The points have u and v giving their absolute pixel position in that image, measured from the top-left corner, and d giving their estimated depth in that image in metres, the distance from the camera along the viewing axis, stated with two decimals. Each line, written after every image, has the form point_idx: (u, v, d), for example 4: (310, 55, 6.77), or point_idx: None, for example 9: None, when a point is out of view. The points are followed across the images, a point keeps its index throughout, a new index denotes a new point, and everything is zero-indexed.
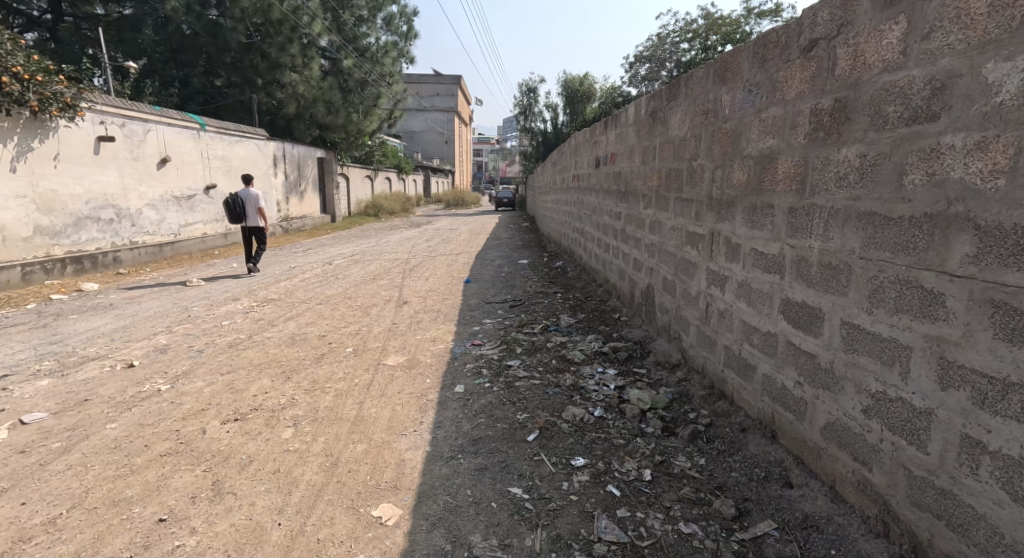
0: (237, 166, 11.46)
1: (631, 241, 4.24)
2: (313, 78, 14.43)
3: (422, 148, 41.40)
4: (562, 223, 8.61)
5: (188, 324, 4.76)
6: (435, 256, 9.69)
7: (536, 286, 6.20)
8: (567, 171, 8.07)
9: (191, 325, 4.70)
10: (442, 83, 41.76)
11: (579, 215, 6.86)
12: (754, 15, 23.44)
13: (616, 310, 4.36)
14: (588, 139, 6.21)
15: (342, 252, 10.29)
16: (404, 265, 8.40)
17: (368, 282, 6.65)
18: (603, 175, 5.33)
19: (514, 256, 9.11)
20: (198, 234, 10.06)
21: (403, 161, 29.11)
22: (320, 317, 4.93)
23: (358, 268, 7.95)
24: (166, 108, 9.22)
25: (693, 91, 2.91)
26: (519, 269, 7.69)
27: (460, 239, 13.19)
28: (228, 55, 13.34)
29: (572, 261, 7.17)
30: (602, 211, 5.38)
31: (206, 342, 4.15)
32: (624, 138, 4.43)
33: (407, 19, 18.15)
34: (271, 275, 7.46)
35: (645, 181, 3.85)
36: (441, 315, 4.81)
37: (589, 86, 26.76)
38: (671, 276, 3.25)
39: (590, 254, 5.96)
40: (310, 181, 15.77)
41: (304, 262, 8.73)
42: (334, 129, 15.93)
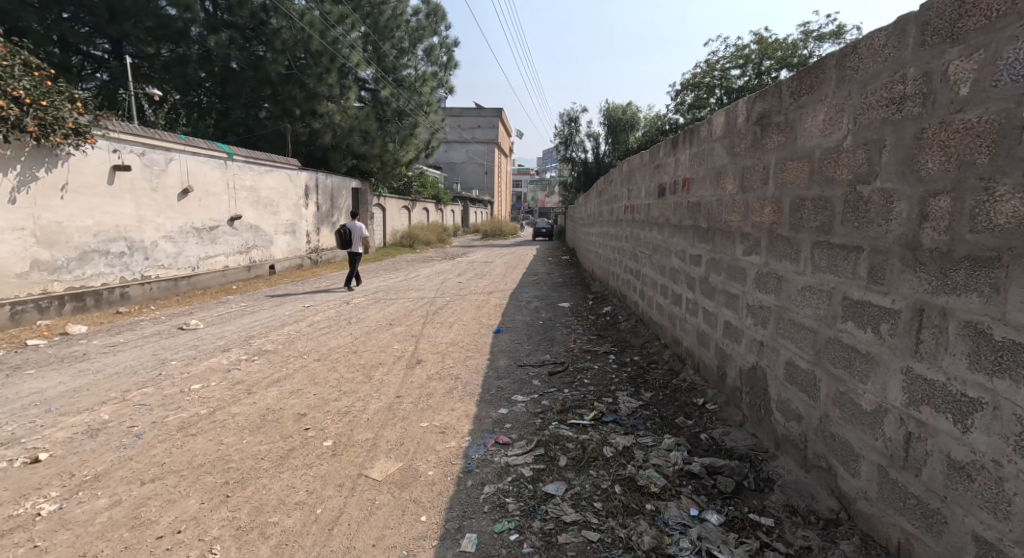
0: (265, 197, 10.80)
1: (719, 297, 3.09)
2: (349, 107, 13.78)
3: (460, 177, 41.14)
4: (609, 261, 7.49)
5: (147, 388, 3.80)
6: (466, 294, 8.65)
7: (584, 340, 5.05)
8: (616, 202, 6.95)
9: (152, 391, 3.73)
10: (483, 115, 41.77)
11: (633, 254, 5.70)
12: (813, 38, 22.18)
13: (699, 391, 3.19)
14: (647, 163, 5.08)
15: (367, 287, 9.46)
16: (429, 306, 7.39)
17: (384, 331, 5.58)
18: (671, 208, 4.19)
19: (554, 298, 7.98)
20: (218, 267, 9.32)
21: (440, 192, 28.58)
22: (312, 383, 3.85)
23: (379, 310, 6.93)
24: (195, 138, 8.65)
25: (856, 70, 1.77)
26: (561, 315, 6.56)
27: (495, 274, 12.24)
28: (268, 88, 12.74)
29: (625, 308, 6.01)
30: (669, 254, 4.23)
31: (154, 421, 3.15)
32: (707, 158, 3.31)
33: (448, 50, 17.64)
34: (280, 317, 6.53)
35: (745, 216, 2.70)
36: (467, 385, 3.69)
37: (633, 114, 25.90)
38: (807, 364, 2.09)
39: (651, 304, 4.79)
40: (343, 212, 15.13)
41: (322, 300, 7.87)
42: (370, 159, 15.33)
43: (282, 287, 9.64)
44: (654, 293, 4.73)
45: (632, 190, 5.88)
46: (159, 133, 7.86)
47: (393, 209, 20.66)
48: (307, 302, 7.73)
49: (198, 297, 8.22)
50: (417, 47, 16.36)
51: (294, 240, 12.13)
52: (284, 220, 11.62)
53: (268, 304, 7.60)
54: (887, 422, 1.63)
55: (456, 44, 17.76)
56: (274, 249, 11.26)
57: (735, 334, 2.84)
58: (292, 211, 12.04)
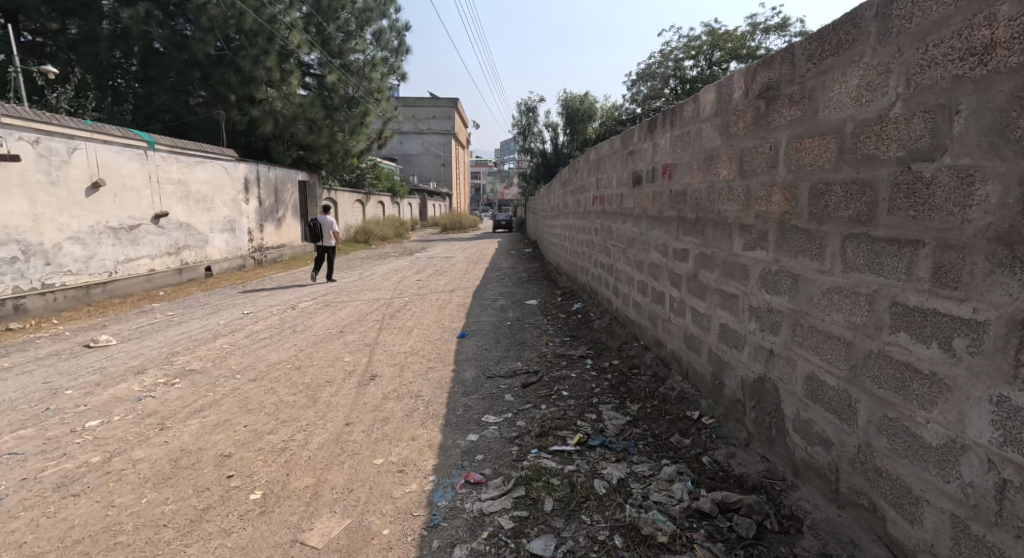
0: (196, 191, 9.93)
1: (712, 297, 2.75)
2: (293, 93, 12.97)
3: (418, 171, 40.25)
4: (578, 254, 7.14)
5: (28, 435, 3.23)
6: (426, 294, 8.13)
7: (556, 343, 4.67)
8: (584, 192, 6.61)
9: (33, 439, 3.17)
10: (439, 106, 40.88)
11: (605, 249, 5.36)
12: (761, 30, 22.45)
13: (692, 402, 2.85)
14: (620, 149, 4.74)
15: (314, 289, 8.80)
16: (384, 308, 6.87)
17: (332, 341, 5.05)
18: (649, 197, 3.85)
19: (520, 295, 7.58)
20: (142, 271, 8.51)
21: (397, 186, 27.74)
22: (243, 412, 3.39)
23: (328, 315, 6.37)
24: (104, 124, 7.82)
25: (911, 18, 1.44)
26: (528, 313, 6.16)
27: (455, 270, 11.72)
28: (197, 72, 11.84)
29: (597, 304, 5.65)
30: (648, 248, 3.88)
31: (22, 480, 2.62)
32: (695, 142, 2.96)
33: (399, 34, 16.91)
34: (215, 326, 5.90)
35: (745, 206, 2.36)
36: (431, 406, 3.23)
37: (590, 105, 25.69)
38: (832, 382, 1.74)
39: (628, 302, 4.45)
40: (289, 207, 14.27)
41: (262, 305, 7.22)
42: (317, 150, 14.51)
43: (217, 290, 8.87)
44: (630, 290, 4.38)
45: (602, 180, 5.55)
46: (54, 118, 7.03)
47: (347, 204, 19.81)
48: (246, 308, 7.06)
49: (115, 305, 7.43)
50: (365, 30, 15.59)
51: (232, 239, 11.28)
52: (220, 217, 10.79)
53: (199, 312, 6.89)
54: (967, 463, 1.31)
55: (407, 28, 17.04)
56: (210, 249, 10.42)
57: (734, 339, 2.50)
58: (230, 207, 11.20)
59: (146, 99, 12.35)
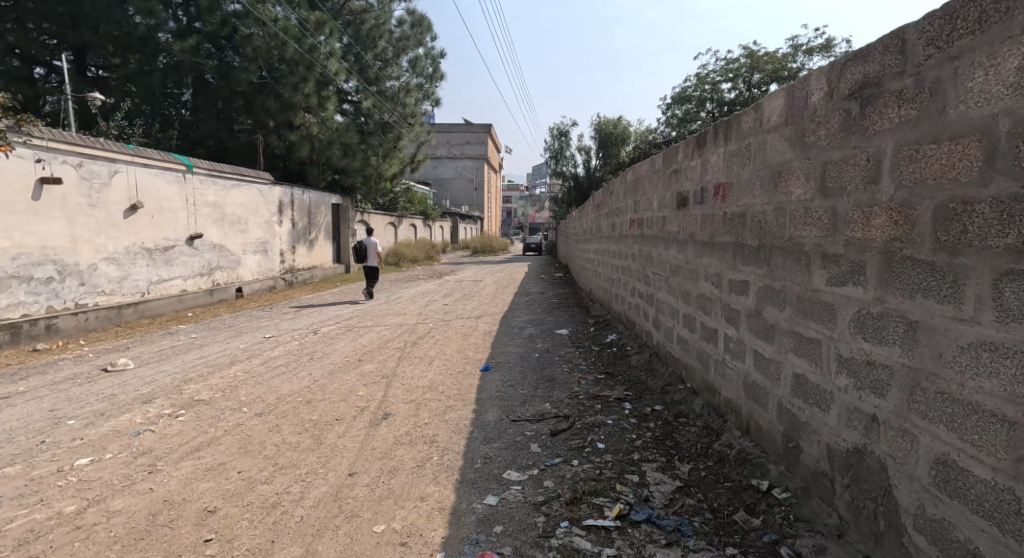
0: (231, 214, 9.92)
1: (783, 340, 2.31)
2: (330, 118, 13.03)
3: (450, 194, 40.46)
4: (612, 280, 6.69)
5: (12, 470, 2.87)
6: (452, 320, 7.74)
7: (590, 380, 4.22)
8: (620, 215, 6.18)
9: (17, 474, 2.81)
10: (472, 131, 41.25)
11: (645, 277, 4.90)
12: (802, 52, 21.88)
13: (760, 467, 2.39)
14: (661, 167, 4.31)
15: (340, 313, 8.57)
16: (409, 335, 6.55)
17: (349, 372, 4.67)
18: (698, 220, 3.41)
19: (552, 323, 7.13)
20: (174, 292, 8.43)
21: (429, 209, 27.75)
22: (242, 455, 2.87)
23: (350, 342, 6.01)
24: (147, 148, 7.84)
25: None
26: (559, 345, 5.72)
27: (484, 295, 11.44)
28: (241, 99, 11.96)
29: (634, 337, 5.18)
30: (696, 278, 3.44)
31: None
32: (755, 155, 2.54)
33: (434, 60, 16.98)
34: (232, 352, 5.60)
35: (829, 231, 1.94)
36: (446, 457, 2.80)
37: (624, 129, 25.43)
38: (991, 475, 1.36)
39: (672, 338, 3.98)
40: (323, 229, 14.30)
41: (287, 329, 6.98)
42: (350, 173, 14.51)
43: (246, 312, 8.74)
44: (675, 324, 3.92)
45: (640, 201, 5.12)
46: (99, 142, 7.05)
47: (378, 226, 19.81)
48: (269, 332, 6.81)
49: (144, 326, 7.30)
50: (402, 57, 15.67)
51: (265, 261, 11.25)
52: (254, 238, 10.77)
53: (224, 335, 6.67)
54: None
55: (442, 55, 17.09)
56: (242, 271, 10.36)
57: (816, 395, 2.05)
58: (264, 229, 11.19)
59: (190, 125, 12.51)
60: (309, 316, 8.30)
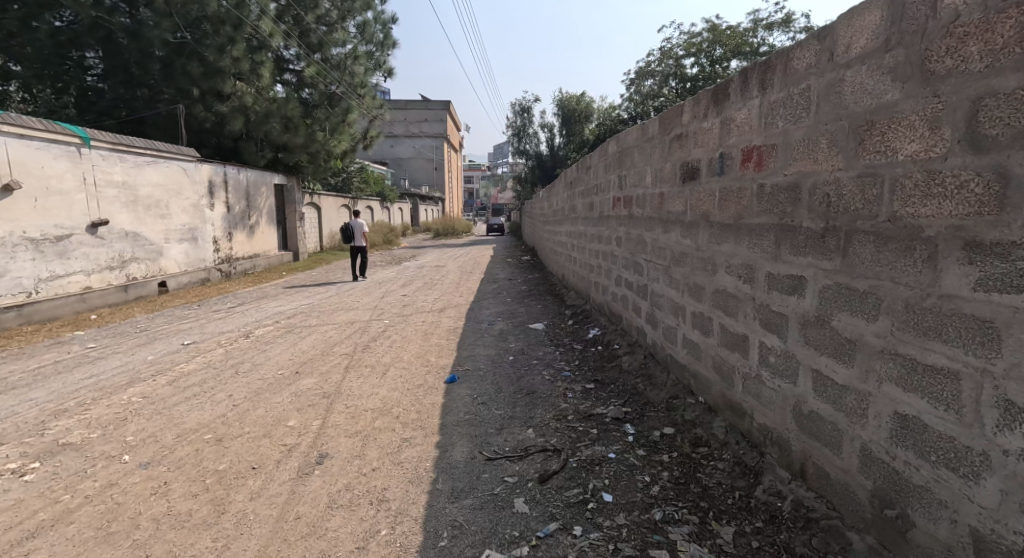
0: (144, 197, 8.88)
1: (870, 363, 1.62)
2: (265, 86, 12.03)
3: (409, 175, 39.01)
4: (590, 266, 5.99)
5: None
6: (408, 315, 6.94)
7: (577, 393, 3.51)
8: (600, 192, 5.46)
9: None
10: (431, 109, 39.75)
11: (636, 264, 4.20)
12: (762, 27, 21.42)
13: (836, 536, 1.73)
14: (659, 132, 3.61)
15: (280, 310, 7.63)
16: (357, 335, 5.75)
17: (277, 392, 3.86)
18: (716, 195, 2.71)
19: (522, 316, 6.42)
20: (74, 289, 7.41)
21: (387, 190, 26.52)
22: (103, 541, 2.17)
23: (285, 348, 5.18)
24: (25, 116, 6.75)
25: None
26: (534, 343, 5.01)
27: (446, 282, 10.65)
28: (155, 61, 10.67)
29: (622, 334, 4.49)
30: (714, 269, 2.75)
31: None
32: (820, 100, 1.84)
33: (385, 26, 15.78)
34: (138, 367, 4.69)
35: (992, 203, 1.30)
36: (402, 529, 2.13)
37: (587, 105, 24.69)
38: None
39: (676, 340, 3.29)
40: (264, 212, 13.24)
41: (212, 331, 6.08)
42: (294, 150, 13.48)
43: (165, 311, 7.69)
44: (680, 324, 3.22)
45: (628, 176, 4.40)
46: None
47: (332, 210, 18.65)
48: (189, 336, 5.86)
49: (25, 335, 6.21)
50: (348, 22, 14.48)
51: (193, 249, 10.27)
52: (178, 224, 9.80)
53: (132, 343, 5.69)
54: None
55: (392, 20, 15.97)
56: (164, 261, 9.39)
57: (950, 451, 1.41)
58: (191, 214, 10.18)
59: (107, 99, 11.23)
60: (242, 314, 7.36)
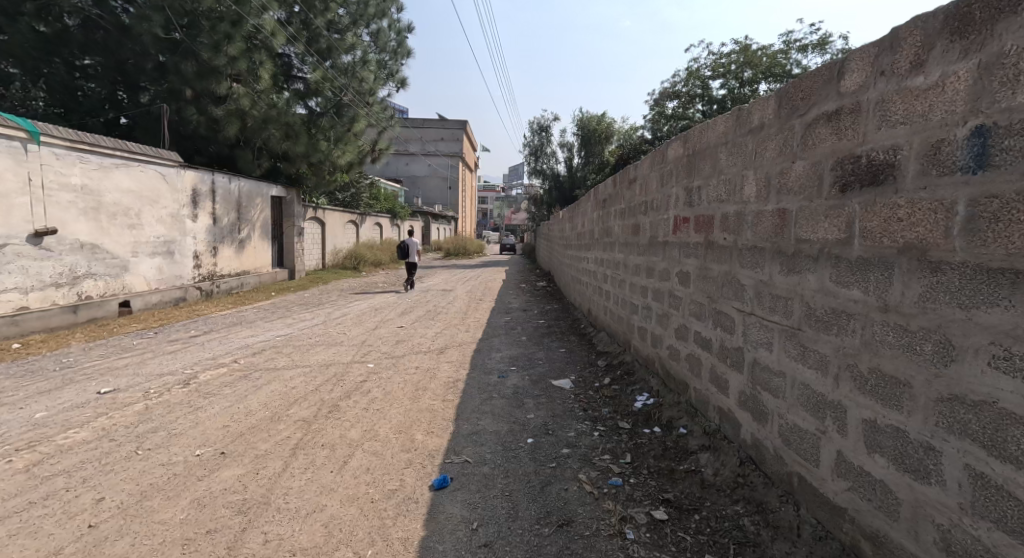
0: (108, 204, 7.82)
1: None
2: (265, 89, 10.91)
3: (422, 192, 38.06)
4: (634, 305, 4.72)
5: None
6: (398, 357, 5.67)
7: (644, 537, 2.23)
8: (653, 209, 4.18)
9: None
10: (447, 127, 38.95)
11: (720, 315, 2.91)
12: (796, 49, 20.26)
13: None
14: (773, 113, 2.35)
15: (249, 344, 6.42)
16: (325, 387, 4.49)
17: (173, 504, 2.61)
18: (955, 213, 1.44)
19: (553, 367, 5.08)
20: (4, 310, 6.44)
21: (398, 207, 25.51)
22: None
23: (222, 410, 3.88)
24: None
25: None
26: (564, 414, 3.69)
27: (452, 311, 9.40)
28: (151, 60, 9.95)
29: (693, 416, 3.19)
30: (949, 357, 1.46)
31: None
32: None
33: (400, 34, 14.87)
34: (17, 443, 3.39)
35: None
36: None
37: (608, 124, 23.60)
38: None
39: (817, 457, 1.99)
40: (258, 224, 12.23)
41: (147, 376, 4.86)
42: (295, 160, 12.45)
43: (107, 340, 6.59)
44: (828, 431, 1.93)
45: (706, 186, 3.14)
46: None
47: (336, 227, 17.59)
48: (118, 384, 4.65)
49: None
50: (361, 27, 13.58)
51: (169, 265, 9.21)
52: (153, 235, 8.78)
53: (39, 394, 4.43)
54: None
55: (409, 28, 15.01)
56: (130, 278, 8.33)
57: None
58: (169, 225, 9.13)
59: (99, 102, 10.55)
60: (200, 347, 6.14)
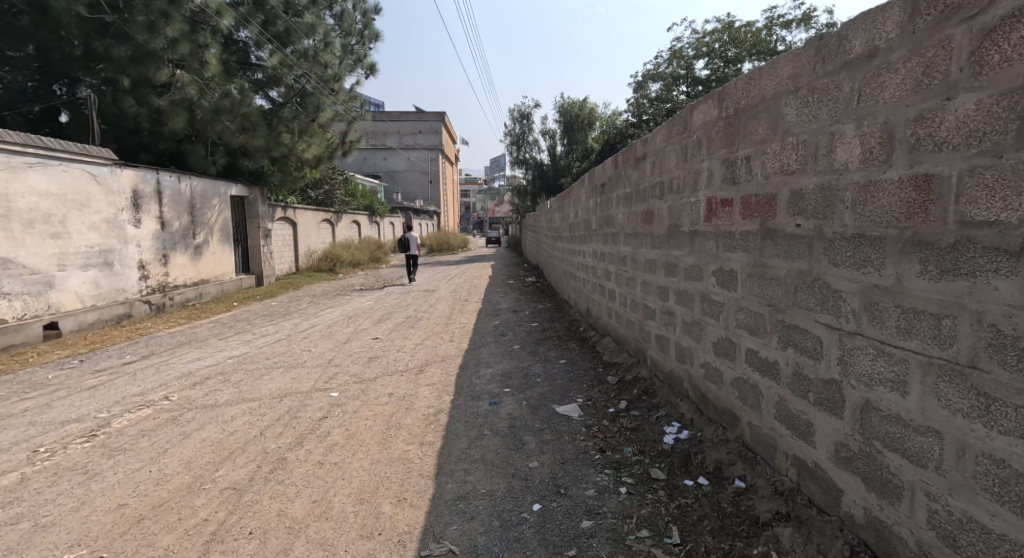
0: (16, 209, 6.84)
1: None
2: (213, 77, 9.91)
3: (402, 188, 37.03)
4: (651, 309, 3.90)
5: None
6: (368, 384, 4.88)
7: None
8: (678, 191, 3.29)
9: None
10: (425, 120, 37.85)
11: (793, 332, 2.07)
12: (782, 23, 19.44)
13: None
14: (898, 33, 1.61)
15: (191, 372, 5.62)
16: (269, 434, 3.78)
17: None
18: None
19: (555, 389, 4.26)
20: None
21: (378, 205, 24.57)
22: None
23: (130, 490, 3.14)
24: None
25: None
26: (577, 462, 2.93)
27: (435, 316, 8.63)
28: (81, 49, 8.97)
29: (753, 463, 2.37)
30: None
31: None
32: None
33: (366, 16, 13.86)
34: None
35: None
36: None
37: (591, 109, 22.68)
38: None
39: None
40: (217, 228, 11.28)
41: (47, 426, 4.32)
42: (254, 155, 11.47)
43: (14, 375, 5.81)
44: None
45: (761, 154, 2.27)
46: None
47: (311, 229, 16.64)
48: (18, 455, 3.84)
49: None
50: (323, 9, 12.59)
51: (106, 278, 8.28)
52: (84, 245, 7.84)
53: None
54: None
55: (376, 10, 14.02)
56: (57, 296, 7.41)
57: None
58: (103, 231, 8.19)
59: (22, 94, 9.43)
60: (136, 381, 5.38)
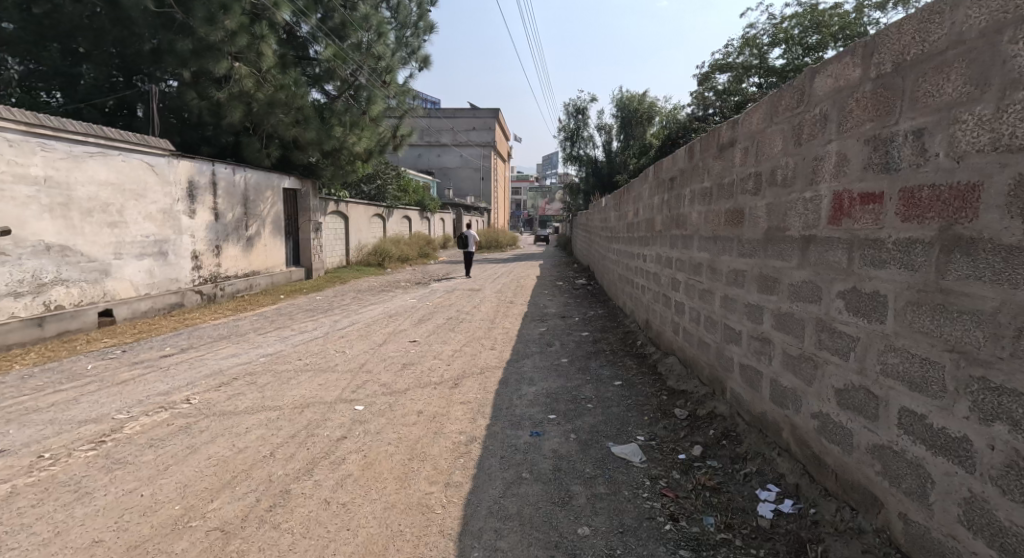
0: (77, 200, 6.69)
1: None
2: (271, 68, 9.56)
3: (454, 183, 36.93)
4: (737, 333, 3.18)
5: None
6: (398, 397, 4.32)
7: None
8: (786, 183, 2.52)
9: None
10: (479, 116, 37.60)
11: (1009, 401, 1.40)
12: (872, 6, 17.81)
13: None
14: None
15: (220, 371, 5.19)
16: (286, 450, 3.24)
17: None
18: None
19: (611, 420, 3.57)
20: None
21: (428, 199, 24.36)
22: None
23: (113, 520, 2.58)
24: None
25: None
26: (639, 533, 2.26)
27: (479, 318, 8.06)
28: (148, 42, 8.89)
29: None
30: None
31: None
32: None
33: (422, 7, 13.48)
34: None
35: None
36: None
37: (651, 103, 21.66)
38: None
39: None
40: (269, 219, 11.12)
41: (56, 425, 3.82)
42: (306, 148, 11.21)
43: (60, 364, 5.56)
44: None
45: (953, 124, 1.54)
46: None
47: (360, 222, 16.50)
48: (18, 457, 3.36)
49: None
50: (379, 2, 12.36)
51: (161, 267, 8.12)
52: (140, 234, 7.69)
53: None
54: None
55: (432, 2, 13.69)
56: (112, 284, 7.26)
57: None
58: (160, 221, 8.05)
59: (96, 88, 9.52)
60: (162, 378, 4.98)
